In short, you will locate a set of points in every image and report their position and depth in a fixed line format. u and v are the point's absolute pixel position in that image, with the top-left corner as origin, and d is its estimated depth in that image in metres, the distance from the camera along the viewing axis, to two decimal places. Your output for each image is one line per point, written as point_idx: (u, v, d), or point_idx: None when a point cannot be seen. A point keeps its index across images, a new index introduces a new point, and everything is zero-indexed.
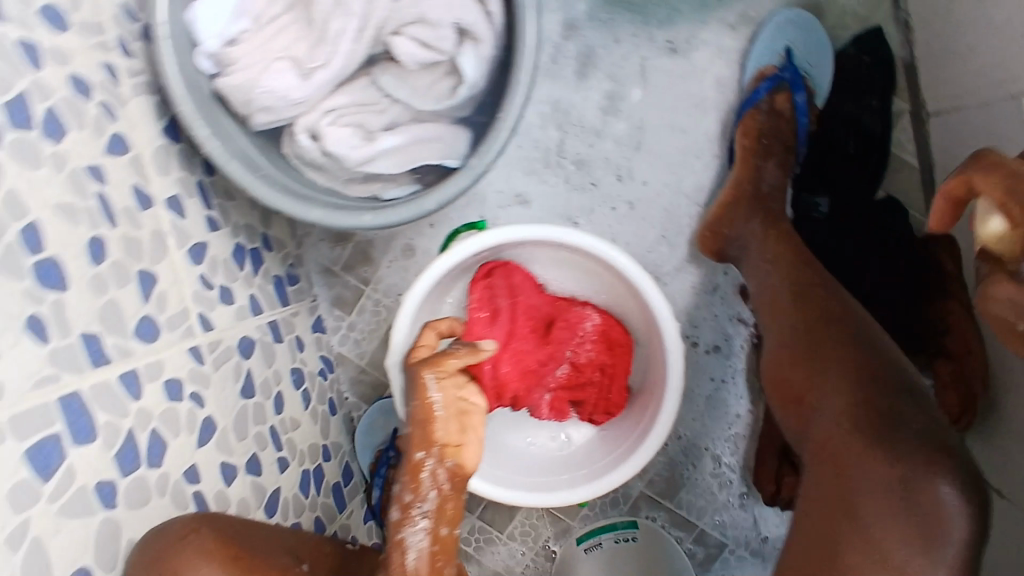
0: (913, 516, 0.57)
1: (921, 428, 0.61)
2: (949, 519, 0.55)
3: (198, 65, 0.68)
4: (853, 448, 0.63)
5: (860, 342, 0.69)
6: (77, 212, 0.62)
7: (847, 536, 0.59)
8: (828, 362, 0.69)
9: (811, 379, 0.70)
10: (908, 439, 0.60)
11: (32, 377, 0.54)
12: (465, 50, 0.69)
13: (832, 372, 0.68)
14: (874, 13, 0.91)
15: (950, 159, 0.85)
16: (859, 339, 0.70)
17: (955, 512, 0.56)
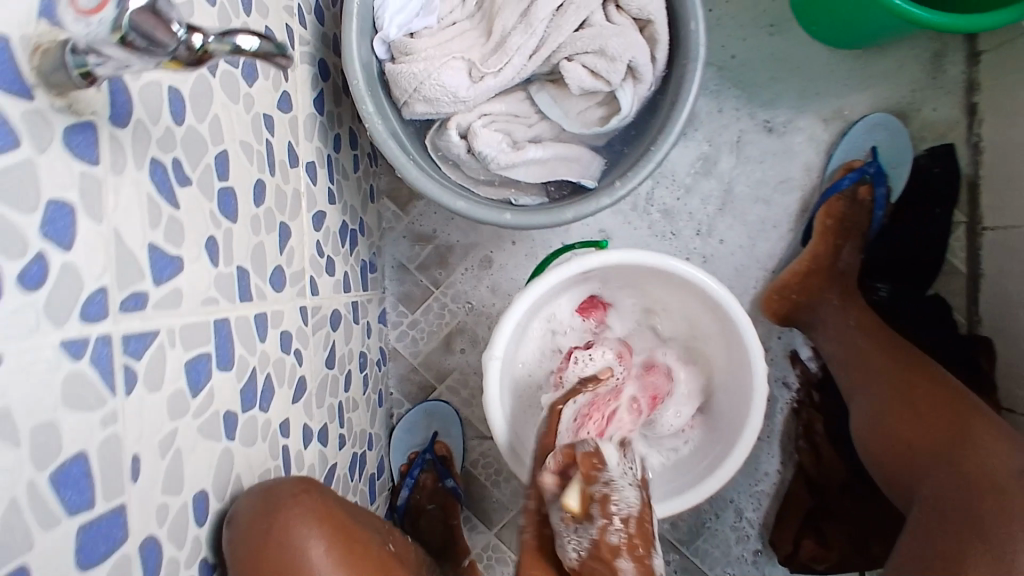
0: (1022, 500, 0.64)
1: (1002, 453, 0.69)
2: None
3: (373, 48, 0.76)
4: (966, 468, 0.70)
5: (943, 380, 0.80)
6: (253, 152, 0.64)
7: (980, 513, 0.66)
8: (925, 406, 0.78)
9: (909, 418, 0.78)
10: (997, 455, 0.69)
11: (201, 295, 0.55)
12: (626, 85, 0.75)
13: (935, 411, 0.77)
14: (951, 130, 0.99)
15: (1004, 271, 0.94)
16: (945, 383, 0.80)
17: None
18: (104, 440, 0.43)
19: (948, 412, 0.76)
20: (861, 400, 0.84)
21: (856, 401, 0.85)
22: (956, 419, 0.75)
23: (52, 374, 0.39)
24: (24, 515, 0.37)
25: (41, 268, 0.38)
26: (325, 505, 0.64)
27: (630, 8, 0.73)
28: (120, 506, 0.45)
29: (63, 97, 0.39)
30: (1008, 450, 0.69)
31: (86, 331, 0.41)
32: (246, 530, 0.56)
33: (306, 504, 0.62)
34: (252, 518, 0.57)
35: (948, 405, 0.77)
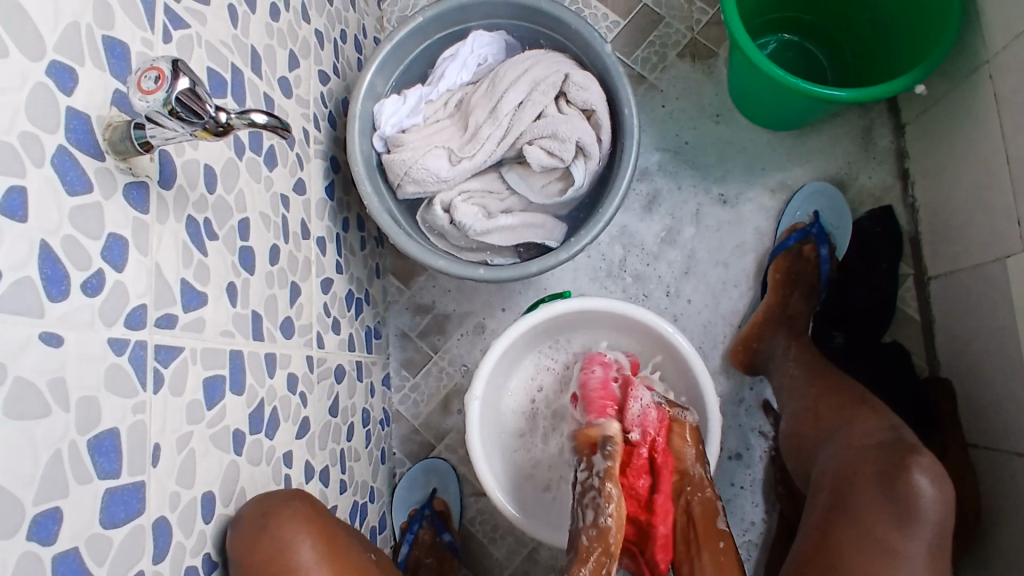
0: (892, 476, 0.76)
1: (884, 437, 0.82)
2: (910, 473, 0.75)
3: (373, 144, 0.93)
4: (853, 451, 0.82)
5: (853, 387, 0.93)
6: (270, 222, 0.80)
7: (853, 489, 0.79)
8: (837, 404, 0.91)
9: (823, 416, 0.91)
10: (879, 439, 0.82)
11: (219, 327, 0.67)
12: (578, 162, 0.91)
13: (844, 406, 0.90)
14: (886, 194, 1.13)
15: (951, 314, 1.04)
16: (857, 388, 0.93)
17: (917, 475, 0.75)
18: (132, 423, 0.54)
19: (840, 407, 0.90)
20: (788, 413, 0.97)
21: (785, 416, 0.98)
22: (858, 412, 0.88)
23: (98, 360, 0.51)
24: (65, 468, 0.48)
25: (99, 280, 0.52)
26: (313, 509, 0.72)
27: (576, 102, 0.90)
28: (140, 483, 0.55)
29: (125, 162, 0.55)
30: (877, 427, 0.84)
31: (128, 335, 0.54)
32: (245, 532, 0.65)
33: (298, 508, 0.70)
34: (248, 533, 0.66)
35: (853, 403, 0.90)
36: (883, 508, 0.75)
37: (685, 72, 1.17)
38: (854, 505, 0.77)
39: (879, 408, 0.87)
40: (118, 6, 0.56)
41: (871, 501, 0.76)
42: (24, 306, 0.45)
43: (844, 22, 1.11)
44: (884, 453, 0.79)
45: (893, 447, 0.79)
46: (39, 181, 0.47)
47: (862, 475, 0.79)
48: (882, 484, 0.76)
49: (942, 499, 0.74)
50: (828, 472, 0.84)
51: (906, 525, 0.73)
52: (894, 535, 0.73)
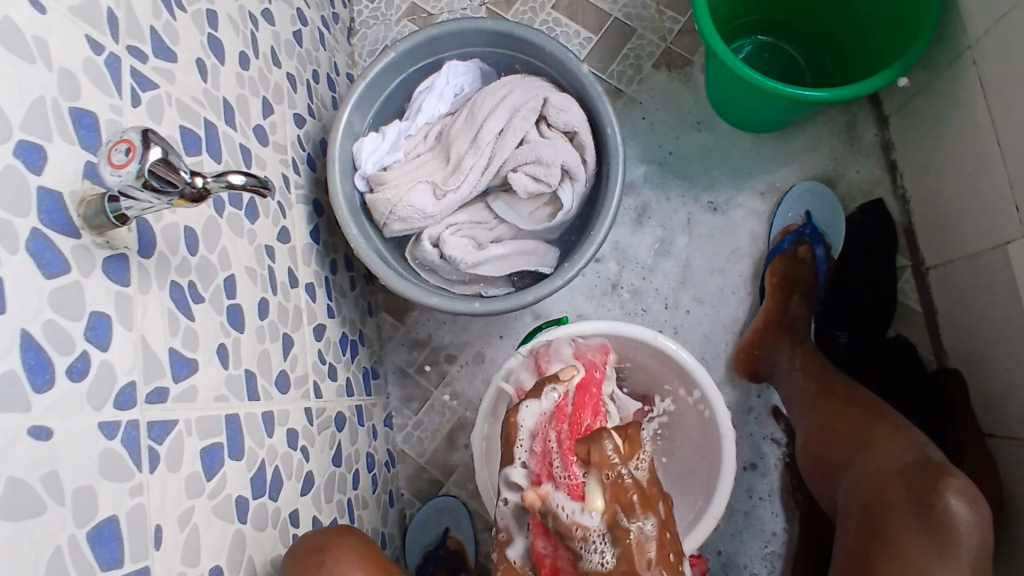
0: (925, 501, 0.74)
1: (910, 458, 0.80)
2: (943, 497, 0.73)
3: (355, 184, 0.91)
4: (881, 475, 0.80)
5: (870, 399, 0.92)
6: (256, 275, 0.77)
7: (885, 516, 0.77)
8: (856, 419, 0.89)
9: (839, 433, 0.90)
10: (906, 459, 0.80)
11: (213, 392, 0.65)
12: (565, 185, 0.89)
13: (865, 422, 0.88)
14: (875, 188, 1.13)
15: (953, 303, 1.03)
16: (873, 400, 0.91)
17: (950, 499, 0.73)
18: (131, 507, 0.52)
19: (859, 423, 0.89)
20: None
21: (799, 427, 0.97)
22: (878, 429, 0.86)
23: (91, 447, 0.49)
24: (65, 564, 0.46)
25: (84, 363, 0.50)
26: (365, 545, 0.72)
27: (557, 124, 0.89)
28: (144, 568, 0.52)
29: (103, 237, 0.53)
30: (901, 448, 0.82)
31: (119, 416, 0.52)
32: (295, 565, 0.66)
33: (350, 544, 0.70)
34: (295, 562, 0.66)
35: (870, 418, 0.88)
36: (919, 538, 0.73)
37: (662, 83, 1.16)
38: (888, 532, 0.75)
39: (900, 424, 0.86)
40: (82, 74, 0.54)
41: (905, 528, 0.74)
42: (8, 402, 0.43)
43: (815, 20, 1.11)
44: (913, 476, 0.77)
45: (920, 466, 0.78)
46: (15, 268, 0.45)
47: (894, 501, 0.77)
48: (914, 509, 0.74)
49: (979, 520, 0.72)
50: (857, 497, 0.82)
51: (945, 552, 0.71)
52: (934, 563, 0.70)
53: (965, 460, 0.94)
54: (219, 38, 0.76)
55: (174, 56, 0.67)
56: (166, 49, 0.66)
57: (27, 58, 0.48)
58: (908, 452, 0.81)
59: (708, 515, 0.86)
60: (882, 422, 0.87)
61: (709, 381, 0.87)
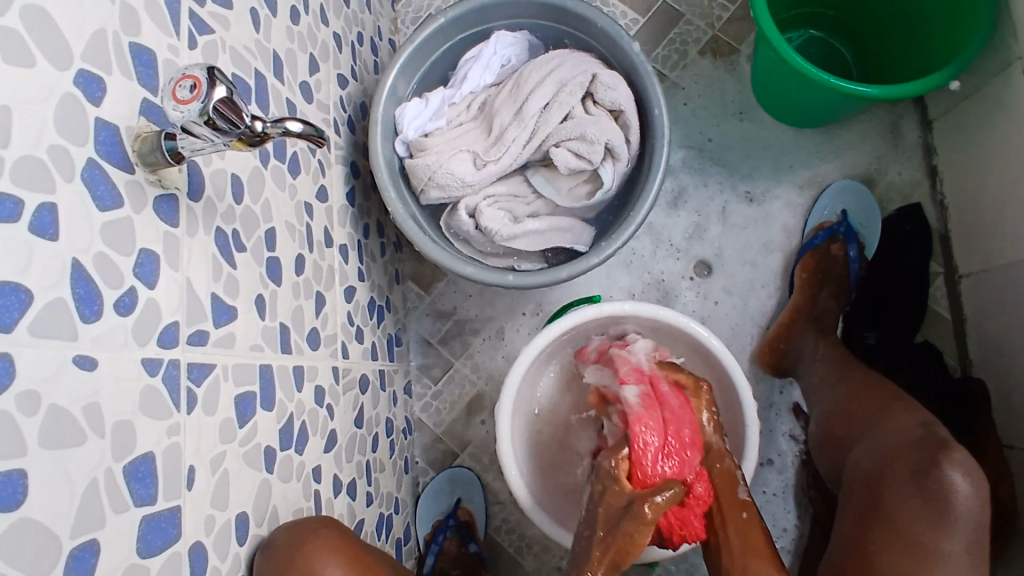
0: (925, 474, 0.74)
1: (916, 435, 0.80)
2: (944, 470, 0.73)
3: (395, 148, 0.91)
4: (889, 450, 0.80)
5: (884, 383, 0.91)
6: (294, 231, 0.77)
7: (886, 487, 0.77)
8: (868, 400, 0.90)
9: (850, 412, 0.90)
10: (912, 436, 0.80)
11: (249, 341, 0.65)
12: (607, 164, 0.88)
13: (875, 402, 0.88)
14: (915, 191, 1.11)
15: (985, 313, 1.02)
16: (887, 383, 0.91)
17: (951, 472, 0.72)
18: (168, 446, 0.52)
19: (871, 404, 0.89)
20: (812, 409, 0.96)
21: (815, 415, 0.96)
22: (887, 408, 0.87)
23: (133, 383, 0.49)
24: (102, 497, 0.46)
25: (132, 298, 0.50)
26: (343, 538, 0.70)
27: (603, 102, 0.88)
28: (176, 507, 0.52)
29: (155, 174, 0.53)
30: (908, 426, 0.82)
31: (161, 354, 0.52)
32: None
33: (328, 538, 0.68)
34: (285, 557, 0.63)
35: (883, 399, 0.88)
36: (918, 508, 0.73)
37: (706, 70, 1.15)
38: (887, 502, 0.76)
39: (910, 405, 0.85)
40: (144, 12, 0.54)
41: (905, 499, 0.74)
42: (57, 330, 0.43)
43: (869, 14, 1.09)
44: (918, 451, 0.77)
45: (925, 443, 0.78)
46: (69, 197, 0.45)
47: (897, 474, 0.77)
48: (915, 482, 0.74)
49: (979, 496, 0.71)
50: (861, 470, 0.82)
51: (942, 523, 0.71)
52: (931, 534, 0.71)
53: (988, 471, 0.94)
54: None
55: (229, 3, 0.67)
56: None
57: None
58: (914, 428, 0.81)
59: None
60: (895, 402, 0.87)
61: (738, 369, 0.87)
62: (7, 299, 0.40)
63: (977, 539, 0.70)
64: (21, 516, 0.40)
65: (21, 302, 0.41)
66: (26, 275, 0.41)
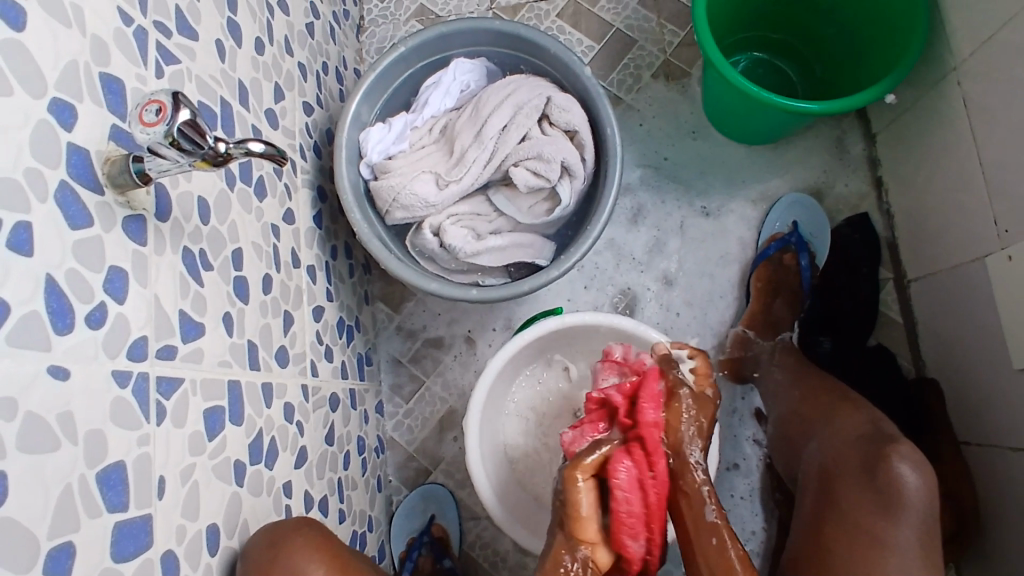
0: (875, 468, 0.78)
1: (866, 432, 0.83)
2: (893, 465, 0.76)
3: (360, 171, 0.94)
4: (841, 447, 0.83)
5: (836, 383, 0.95)
6: (262, 252, 0.80)
7: (840, 482, 0.80)
8: (820, 400, 0.93)
9: (804, 413, 0.94)
10: (863, 432, 0.83)
11: (218, 357, 0.67)
12: (564, 182, 0.93)
13: (827, 403, 0.92)
14: (861, 202, 1.17)
15: (934, 314, 1.07)
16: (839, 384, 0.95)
17: (900, 466, 0.76)
18: (138, 456, 0.54)
19: (823, 404, 0.92)
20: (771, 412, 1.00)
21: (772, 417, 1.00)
22: (838, 407, 0.90)
23: (104, 394, 0.52)
24: (75, 502, 0.48)
25: (102, 314, 0.52)
26: (322, 537, 0.72)
27: (559, 123, 0.92)
28: (147, 515, 0.55)
29: (123, 196, 0.55)
30: (858, 422, 0.85)
31: (131, 367, 0.55)
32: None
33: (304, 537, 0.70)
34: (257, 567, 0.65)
35: (836, 399, 0.91)
36: (870, 500, 0.76)
37: (659, 92, 1.21)
38: (840, 496, 0.79)
39: (859, 403, 0.89)
40: (113, 44, 0.57)
41: (858, 495, 0.78)
42: (34, 340, 0.46)
43: (810, 37, 1.16)
44: (865, 447, 0.81)
45: (873, 438, 0.81)
46: (44, 215, 0.47)
47: (848, 472, 0.80)
48: (865, 478, 0.78)
49: (926, 486, 0.75)
50: (817, 468, 0.85)
51: (894, 515, 0.74)
52: (883, 525, 0.74)
53: (943, 464, 0.98)
54: (238, 22, 0.79)
55: (195, 35, 0.70)
56: (189, 27, 0.69)
57: (63, 21, 0.51)
58: (864, 425, 0.84)
59: None
60: (845, 401, 0.90)
61: (696, 375, 0.90)
62: None
63: (927, 529, 0.74)
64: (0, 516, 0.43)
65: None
66: (5, 288, 0.44)
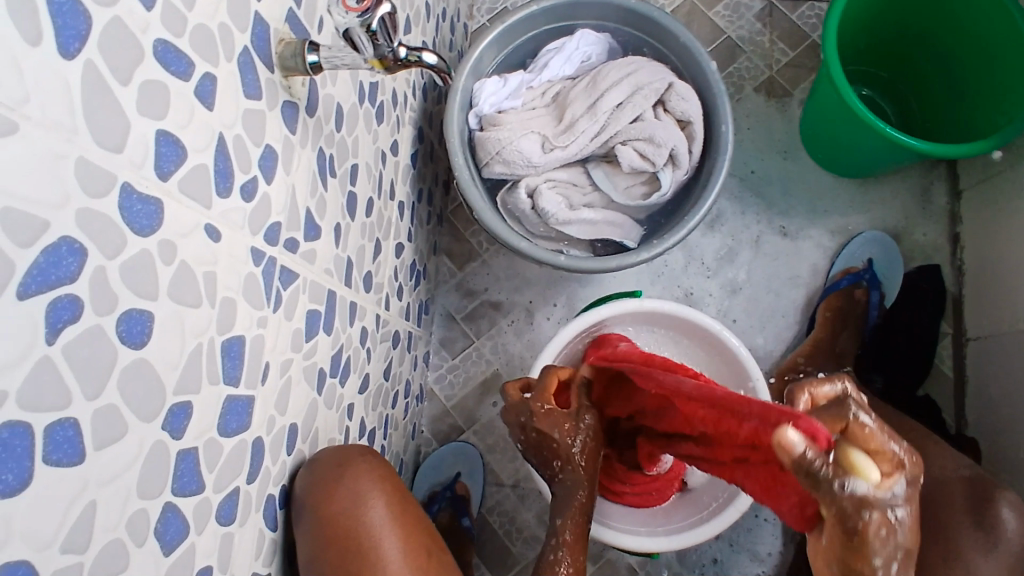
0: (979, 505, 0.82)
1: (972, 475, 0.86)
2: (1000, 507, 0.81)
3: (468, 119, 0.94)
4: (939, 483, 0.87)
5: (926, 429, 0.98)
6: (371, 174, 0.80)
7: (937, 513, 0.84)
8: (912, 438, 0.96)
9: (892, 448, 0.97)
10: (969, 474, 0.86)
11: (325, 263, 0.67)
12: (667, 169, 0.93)
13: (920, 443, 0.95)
14: (936, 252, 1.17)
15: (988, 375, 1.07)
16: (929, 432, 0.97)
17: (1006, 510, 0.80)
18: (255, 336, 0.54)
19: (909, 442, 0.95)
20: None
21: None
22: (936, 449, 0.92)
23: (241, 266, 0.51)
24: (201, 363, 0.47)
25: (253, 187, 0.52)
26: (385, 470, 0.71)
27: (674, 110, 0.93)
28: (250, 397, 0.54)
29: (286, 80, 0.56)
30: (956, 464, 0.88)
31: (265, 247, 0.54)
32: (330, 555, 0.61)
33: (370, 465, 0.69)
34: (325, 469, 0.65)
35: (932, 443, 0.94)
36: (968, 532, 0.80)
37: (758, 107, 1.21)
38: (937, 525, 0.83)
39: (949, 448, 0.92)
40: None
41: (956, 525, 0.81)
42: (199, 192, 0.45)
43: (922, 82, 1.16)
44: (967, 486, 0.85)
45: (973, 479, 0.85)
46: (226, 74, 0.47)
47: (949, 504, 0.84)
48: (969, 512, 0.82)
49: None
50: (910, 498, 0.88)
51: (989, 548, 0.78)
52: (975, 555, 0.78)
53: None
54: None
55: None
56: None
57: None
58: (966, 468, 0.88)
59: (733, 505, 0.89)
60: (937, 445, 0.93)
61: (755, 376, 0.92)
62: (167, 150, 0.42)
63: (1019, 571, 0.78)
64: (141, 357, 0.41)
65: (177, 155, 0.43)
66: (185, 133, 0.43)
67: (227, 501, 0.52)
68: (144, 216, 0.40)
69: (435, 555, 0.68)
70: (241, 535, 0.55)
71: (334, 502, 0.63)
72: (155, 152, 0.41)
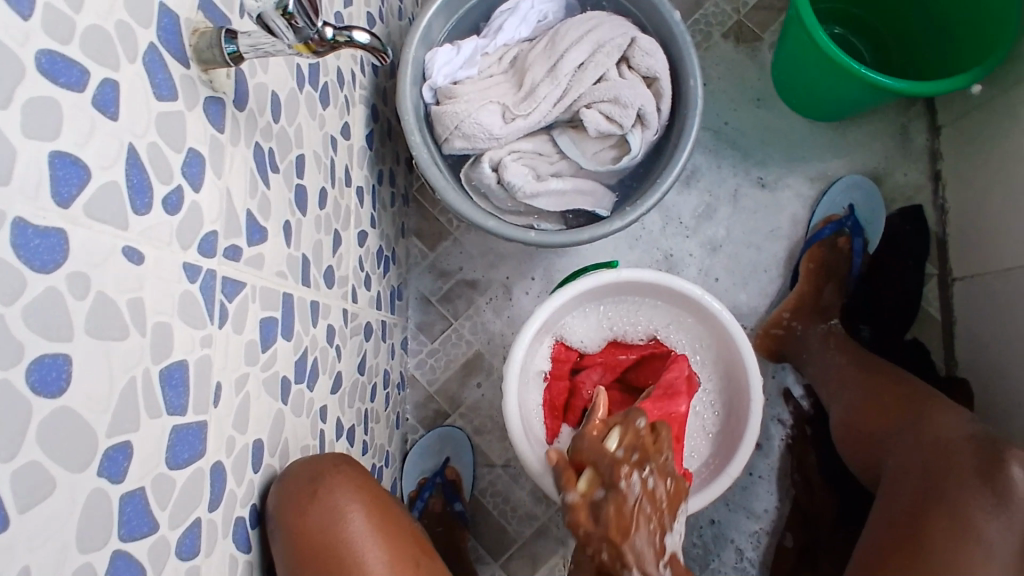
0: (987, 466, 0.75)
1: (977, 433, 0.80)
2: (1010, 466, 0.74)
3: (422, 93, 0.89)
4: (941, 444, 0.80)
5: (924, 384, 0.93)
6: (320, 163, 0.75)
7: (943, 477, 0.77)
8: (908, 396, 0.90)
9: (888, 407, 0.91)
10: (976, 433, 0.80)
11: (276, 266, 0.63)
12: (636, 130, 0.88)
13: (917, 399, 0.89)
14: (918, 193, 1.14)
15: (974, 315, 1.06)
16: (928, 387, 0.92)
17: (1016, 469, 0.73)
18: (200, 358, 0.50)
19: (906, 400, 0.90)
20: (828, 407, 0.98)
21: (837, 403, 0.98)
22: (938, 406, 0.87)
23: (174, 285, 0.47)
24: (137, 397, 0.43)
25: (178, 198, 0.47)
26: (364, 478, 0.68)
27: (639, 67, 0.88)
28: (202, 422, 0.50)
29: (206, 74, 0.50)
30: (958, 422, 0.82)
31: (201, 261, 0.50)
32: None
33: (347, 474, 0.66)
34: (296, 484, 0.61)
35: (932, 399, 0.88)
36: (976, 496, 0.73)
37: (728, 54, 1.16)
38: (942, 491, 0.76)
39: (948, 402, 0.87)
40: None
41: (963, 488, 0.75)
42: (112, 213, 0.41)
43: (894, 15, 1.12)
44: (974, 448, 0.78)
45: (980, 439, 0.79)
46: (130, 77, 0.42)
47: (955, 469, 0.77)
48: (976, 474, 0.75)
49: None
50: (912, 461, 0.82)
51: (999, 512, 0.71)
52: (982, 519, 0.72)
53: None
54: None
55: None
56: None
57: None
58: (971, 426, 0.81)
59: (727, 471, 0.88)
60: (935, 400, 0.88)
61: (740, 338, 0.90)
62: (67, 171, 0.37)
63: None
64: (61, 405, 0.37)
65: (80, 177, 0.38)
66: (85, 150, 0.38)
67: (188, 535, 0.49)
68: (45, 250, 0.36)
69: (422, 562, 0.67)
70: (208, 566, 0.52)
71: (310, 516, 0.60)
72: (50, 176, 0.36)
